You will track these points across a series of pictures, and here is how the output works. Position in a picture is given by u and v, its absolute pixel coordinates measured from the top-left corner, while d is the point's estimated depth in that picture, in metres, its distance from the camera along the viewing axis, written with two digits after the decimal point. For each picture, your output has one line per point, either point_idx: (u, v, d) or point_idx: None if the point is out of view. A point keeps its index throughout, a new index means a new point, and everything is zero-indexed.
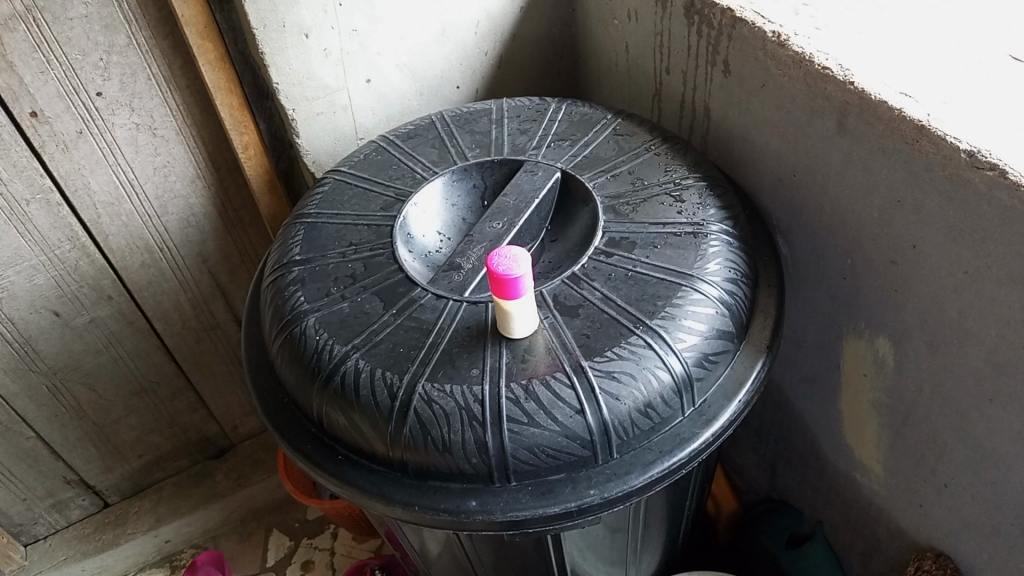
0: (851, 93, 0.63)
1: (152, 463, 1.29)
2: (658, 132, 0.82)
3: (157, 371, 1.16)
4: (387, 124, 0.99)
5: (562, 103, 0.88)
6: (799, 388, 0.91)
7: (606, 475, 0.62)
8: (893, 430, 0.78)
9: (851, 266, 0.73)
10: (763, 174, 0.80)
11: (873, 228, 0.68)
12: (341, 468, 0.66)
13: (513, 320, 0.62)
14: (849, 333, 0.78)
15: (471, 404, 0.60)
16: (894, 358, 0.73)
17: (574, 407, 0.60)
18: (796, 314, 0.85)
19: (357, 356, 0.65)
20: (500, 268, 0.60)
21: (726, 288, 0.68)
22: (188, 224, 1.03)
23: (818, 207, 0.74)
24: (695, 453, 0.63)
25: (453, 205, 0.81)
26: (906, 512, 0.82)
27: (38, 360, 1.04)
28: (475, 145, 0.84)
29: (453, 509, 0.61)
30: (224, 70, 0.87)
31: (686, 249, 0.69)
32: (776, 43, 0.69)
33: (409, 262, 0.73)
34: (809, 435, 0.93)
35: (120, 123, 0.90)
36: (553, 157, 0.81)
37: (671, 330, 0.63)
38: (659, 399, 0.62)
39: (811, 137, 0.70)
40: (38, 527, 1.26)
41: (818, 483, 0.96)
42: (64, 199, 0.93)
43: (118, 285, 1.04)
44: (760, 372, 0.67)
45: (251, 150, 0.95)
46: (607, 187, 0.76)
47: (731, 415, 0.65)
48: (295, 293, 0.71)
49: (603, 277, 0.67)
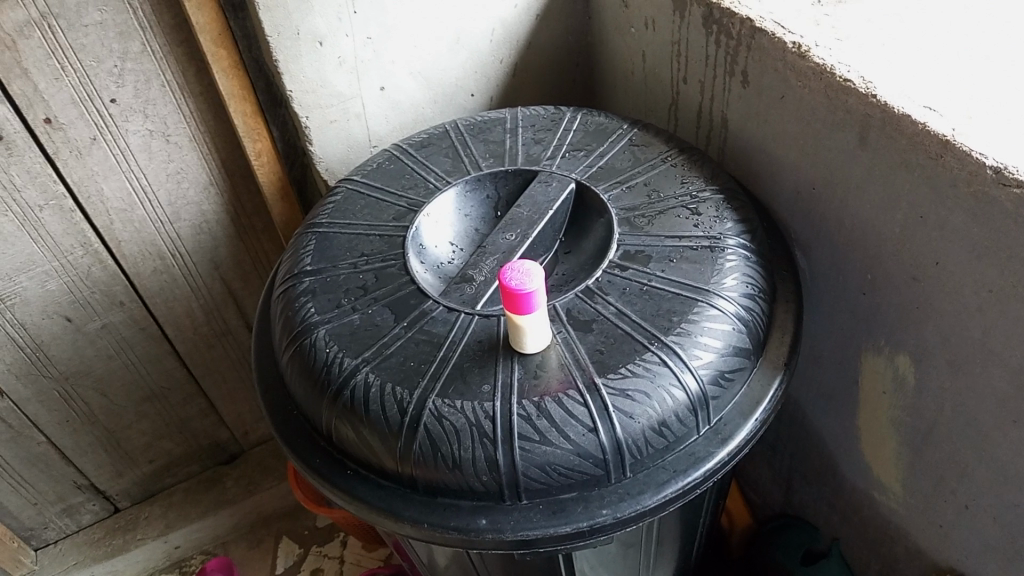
0: (874, 107, 0.62)
1: (162, 469, 1.29)
2: (674, 143, 0.81)
3: (168, 377, 1.16)
4: (401, 132, 0.98)
5: (577, 113, 0.87)
6: (816, 404, 0.90)
7: (618, 495, 0.61)
8: (913, 448, 0.77)
9: (871, 281, 0.72)
10: (781, 186, 0.78)
11: (895, 243, 0.67)
12: (350, 483, 0.65)
13: (525, 335, 0.61)
14: (869, 350, 0.77)
15: (482, 420, 0.60)
16: (916, 376, 0.72)
17: (587, 425, 0.59)
18: (814, 329, 0.84)
19: (367, 369, 0.64)
20: (513, 283, 0.59)
21: (743, 304, 0.66)
22: (201, 230, 1.03)
23: (837, 221, 0.73)
24: (711, 473, 0.62)
25: (466, 215, 0.80)
26: (926, 532, 0.80)
27: (49, 365, 1.04)
28: (488, 155, 0.83)
29: (462, 527, 0.60)
30: (238, 77, 0.87)
31: (703, 263, 0.68)
32: (797, 54, 0.68)
33: (421, 274, 0.72)
34: (826, 451, 0.92)
35: (134, 130, 0.90)
36: (567, 167, 0.80)
37: (686, 347, 0.62)
38: (673, 418, 0.61)
39: (831, 150, 0.69)
40: (48, 531, 1.25)
41: (834, 500, 0.94)
42: (77, 205, 0.93)
43: (130, 291, 1.03)
44: (778, 389, 0.66)
45: (264, 156, 0.95)
46: (623, 199, 0.74)
47: (749, 434, 0.63)
48: (306, 304, 0.71)
49: (617, 291, 0.66)
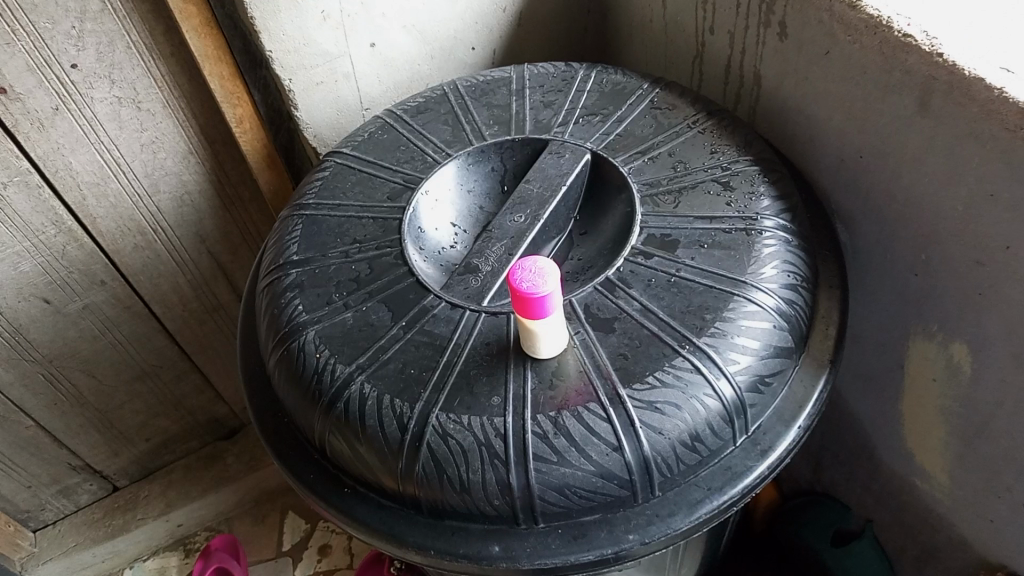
0: (939, 68, 0.53)
1: (160, 446, 1.24)
2: (702, 105, 0.72)
3: (159, 355, 1.10)
4: (395, 93, 0.89)
5: (591, 70, 0.78)
6: (851, 385, 0.83)
7: (646, 517, 0.54)
8: (963, 440, 0.70)
9: (925, 263, 0.64)
10: (821, 153, 0.69)
11: (956, 223, 0.59)
12: (347, 503, 0.59)
13: (537, 341, 0.54)
14: (918, 334, 0.69)
15: (493, 439, 0.53)
16: (972, 366, 0.65)
17: (611, 443, 0.53)
18: (854, 308, 0.76)
19: (361, 378, 0.57)
20: (524, 285, 0.52)
21: (785, 296, 0.59)
22: (183, 202, 0.95)
23: (887, 195, 0.64)
24: (749, 489, 0.56)
25: (468, 191, 0.72)
26: (974, 525, 0.74)
27: (30, 348, 0.98)
28: (493, 121, 0.74)
29: (474, 555, 0.54)
30: (211, 36, 0.78)
31: (738, 249, 0.60)
32: (846, 5, 0.59)
33: (420, 264, 0.65)
34: (862, 434, 0.85)
35: (100, 97, 0.82)
36: (581, 135, 0.71)
37: (721, 350, 0.55)
38: (707, 431, 0.54)
39: (884, 116, 0.60)
40: (46, 512, 1.21)
41: (870, 481, 0.88)
42: (44, 180, 0.84)
43: (110, 269, 0.96)
44: (824, 391, 0.59)
45: (246, 123, 0.86)
46: (645, 172, 0.66)
47: (791, 444, 0.57)
48: (293, 301, 0.63)
49: (642, 284, 0.59)
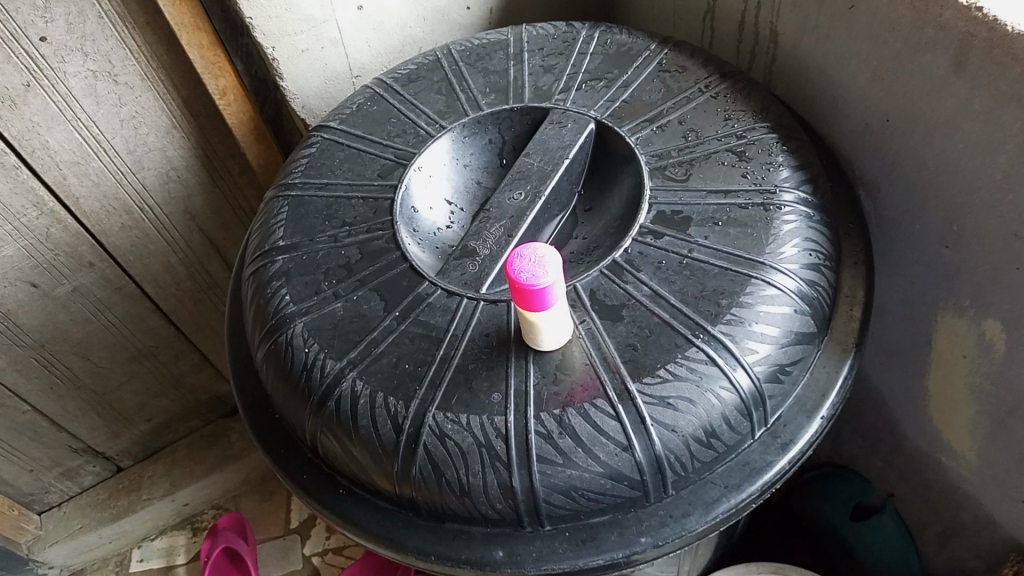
0: (979, 24, 0.48)
1: (163, 425, 1.21)
2: (714, 66, 0.67)
3: (154, 335, 1.07)
4: (386, 59, 0.84)
5: (595, 30, 0.73)
6: (873, 359, 0.79)
7: (659, 519, 0.51)
8: (995, 420, 0.66)
9: (957, 234, 0.59)
10: (844, 117, 0.64)
11: (993, 191, 0.54)
12: (343, 505, 0.56)
13: (539, 333, 0.50)
14: (947, 309, 0.65)
15: (493, 440, 0.49)
16: (1006, 345, 0.60)
17: (620, 443, 0.49)
18: (878, 281, 0.72)
19: (353, 375, 0.54)
20: (522, 276, 0.48)
21: (806, 276, 0.54)
22: (169, 178, 0.91)
23: (916, 162, 0.59)
24: (769, 485, 0.52)
25: (465, 166, 0.68)
26: (1004, 506, 0.71)
27: (20, 334, 0.95)
28: (489, 89, 0.69)
29: (476, 560, 0.51)
30: (187, 3, 0.73)
31: (756, 226, 0.55)
32: None
33: (414, 248, 0.61)
34: (884, 408, 0.81)
35: (74, 71, 0.77)
36: (584, 102, 0.66)
37: (738, 339, 0.51)
38: (723, 425, 0.50)
39: (915, 77, 0.55)
40: (50, 494, 1.19)
41: (892, 457, 0.84)
42: (21, 161, 0.80)
43: (98, 251, 0.92)
44: (848, 377, 0.55)
45: (229, 94, 0.81)
46: (653, 142, 0.61)
47: (813, 435, 0.53)
48: (280, 290, 0.59)
49: (652, 267, 0.54)
